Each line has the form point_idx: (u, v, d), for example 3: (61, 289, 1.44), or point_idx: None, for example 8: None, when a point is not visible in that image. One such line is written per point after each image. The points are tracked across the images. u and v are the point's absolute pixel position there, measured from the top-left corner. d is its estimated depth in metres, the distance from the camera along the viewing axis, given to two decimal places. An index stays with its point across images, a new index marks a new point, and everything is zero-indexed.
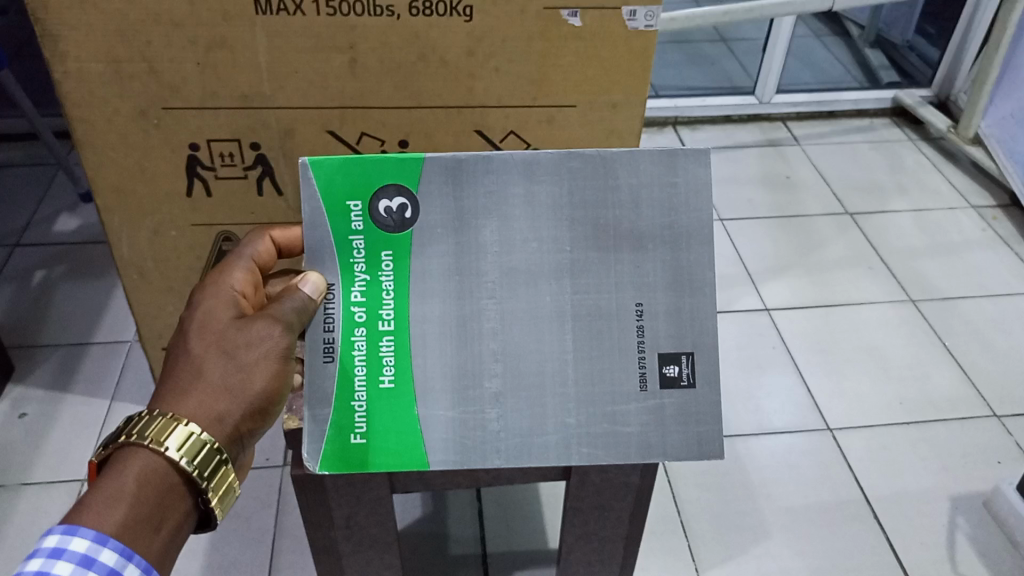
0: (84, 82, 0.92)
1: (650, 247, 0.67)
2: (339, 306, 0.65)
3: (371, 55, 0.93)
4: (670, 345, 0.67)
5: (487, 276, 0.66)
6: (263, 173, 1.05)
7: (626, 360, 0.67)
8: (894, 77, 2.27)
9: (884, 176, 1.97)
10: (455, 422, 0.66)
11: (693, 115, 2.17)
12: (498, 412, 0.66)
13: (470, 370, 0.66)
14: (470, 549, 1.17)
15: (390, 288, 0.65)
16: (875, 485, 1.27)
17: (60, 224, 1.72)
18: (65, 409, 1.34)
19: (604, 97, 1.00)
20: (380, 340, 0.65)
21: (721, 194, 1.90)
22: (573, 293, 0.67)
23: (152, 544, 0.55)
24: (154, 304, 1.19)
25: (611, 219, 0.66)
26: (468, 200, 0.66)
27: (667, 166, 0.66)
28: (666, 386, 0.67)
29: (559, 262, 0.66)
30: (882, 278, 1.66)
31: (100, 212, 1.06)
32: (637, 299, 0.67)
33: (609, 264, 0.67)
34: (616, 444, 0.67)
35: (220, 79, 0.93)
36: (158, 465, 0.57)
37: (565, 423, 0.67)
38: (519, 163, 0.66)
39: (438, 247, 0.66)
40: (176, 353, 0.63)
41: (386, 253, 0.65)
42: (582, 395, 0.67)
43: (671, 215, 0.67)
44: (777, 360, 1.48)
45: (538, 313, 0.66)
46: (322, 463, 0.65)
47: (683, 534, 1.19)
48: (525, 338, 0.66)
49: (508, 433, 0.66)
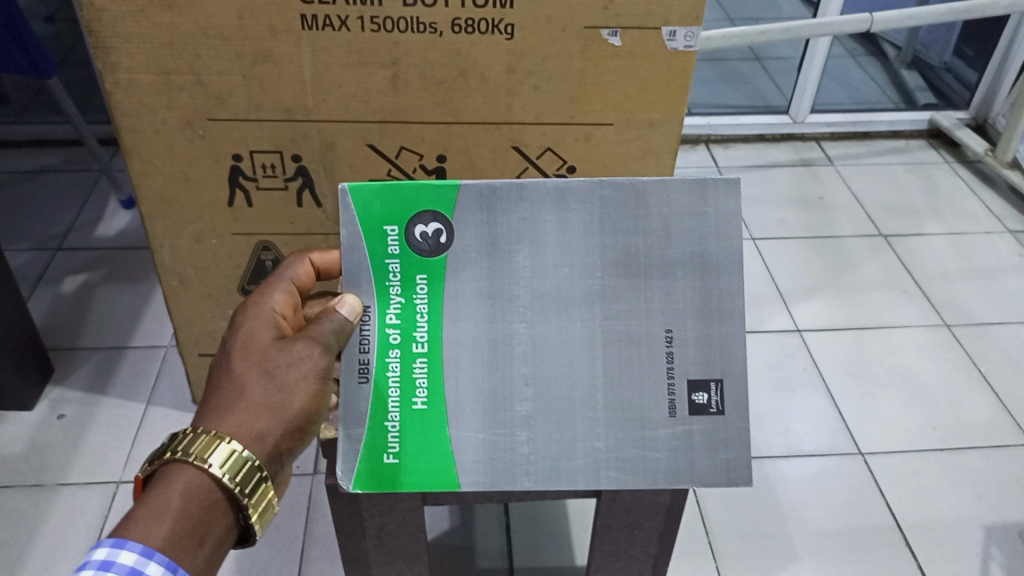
0: (133, 92, 0.97)
1: (680, 274, 0.68)
2: (374, 328, 0.67)
3: (412, 70, 0.96)
4: (699, 371, 0.68)
5: (519, 300, 0.68)
6: (304, 185, 1.09)
7: (656, 385, 0.68)
8: (930, 99, 2.26)
9: (919, 199, 1.95)
10: (485, 444, 0.67)
11: (726, 133, 2.17)
12: (528, 435, 0.67)
13: (501, 393, 0.67)
14: (497, 563, 1.17)
15: (424, 310, 0.67)
16: (907, 511, 1.25)
17: (101, 229, 1.76)
18: (102, 411, 1.37)
19: (641, 116, 1.03)
20: (413, 361, 0.67)
21: (753, 213, 1.90)
22: (604, 319, 0.68)
23: (197, 557, 0.56)
24: (193, 311, 1.22)
25: (640, 244, 0.68)
26: (501, 226, 0.68)
27: (698, 196, 0.68)
28: (695, 413, 0.68)
29: (590, 287, 0.68)
30: (915, 301, 1.65)
31: (144, 218, 1.10)
32: (665, 326, 0.68)
33: (640, 291, 0.68)
34: (645, 469, 0.67)
35: (264, 90, 0.97)
36: (203, 481, 0.58)
37: (595, 447, 0.67)
38: (553, 191, 0.68)
39: (471, 271, 0.68)
40: (219, 372, 0.65)
41: (421, 276, 0.67)
42: (612, 420, 0.68)
43: (701, 243, 0.68)
44: (808, 381, 1.47)
45: (569, 338, 0.68)
46: (356, 482, 0.66)
47: (711, 554, 1.18)
48: (556, 363, 0.68)
49: (538, 456, 0.67)
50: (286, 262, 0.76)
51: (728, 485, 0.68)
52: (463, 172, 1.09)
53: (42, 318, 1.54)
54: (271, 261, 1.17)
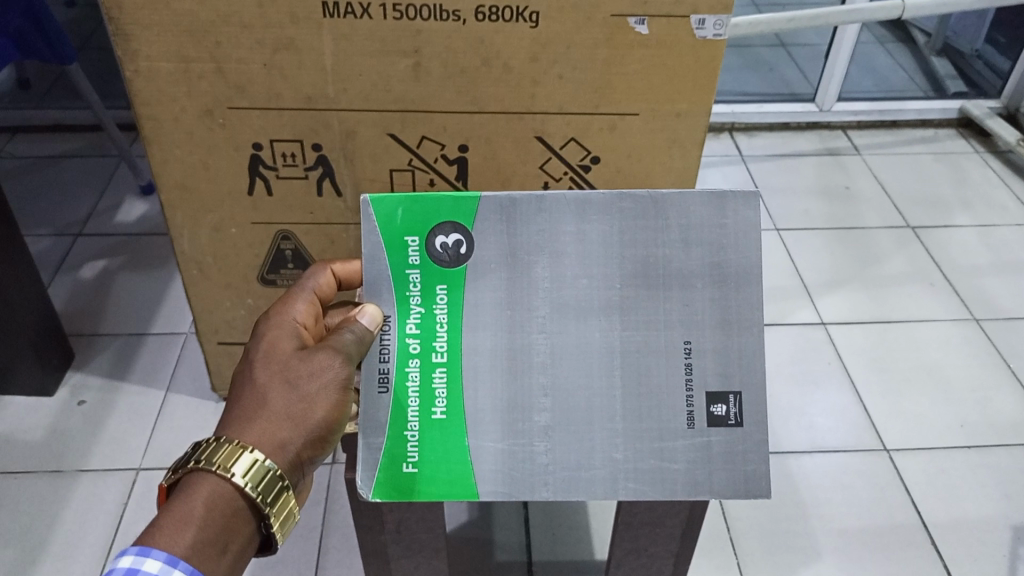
0: (154, 81, 0.97)
1: (699, 285, 0.70)
2: (394, 338, 0.69)
3: (435, 58, 0.95)
4: (718, 384, 0.69)
5: (537, 310, 0.70)
6: (324, 174, 1.07)
7: (672, 396, 0.69)
8: (960, 87, 2.21)
9: (948, 190, 1.91)
10: (504, 453, 0.69)
11: (750, 121, 2.13)
12: (547, 444, 0.69)
13: (519, 403, 0.69)
14: (516, 556, 1.16)
15: (444, 321, 0.69)
16: (933, 510, 1.23)
17: (121, 215, 1.76)
18: (122, 398, 1.37)
19: (667, 106, 1.01)
20: (433, 371, 0.69)
21: (777, 203, 1.87)
22: (622, 330, 0.70)
23: (219, 566, 0.58)
24: (213, 300, 1.22)
25: (659, 255, 0.70)
26: (520, 236, 0.70)
27: (717, 207, 0.69)
28: (714, 424, 0.69)
29: (609, 298, 0.70)
30: (943, 295, 1.62)
31: (163, 207, 1.10)
32: (685, 337, 0.69)
33: (659, 301, 0.69)
34: (663, 481, 0.69)
35: (285, 78, 0.97)
36: (226, 490, 0.60)
37: (613, 457, 0.69)
38: (571, 202, 0.70)
39: (490, 281, 0.70)
40: (242, 382, 0.67)
41: (441, 286, 0.69)
42: (631, 430, 0.69)
43: (720, 254, 0.69)
44: (832, 376, 1.44)
45: (588, 348, 0.69)
46: (375, 490, 0.68)
47: (732, 551, 1.17)
48: (574, 373, 0.69)
49: (556, 466, 0.69)
50: (307, 273, 0.78)
51: (746, 496, 0.69)
52: (485, 163, 1.07)
53: (63, 304, 1.54)
54: (290, 251, 1.16)
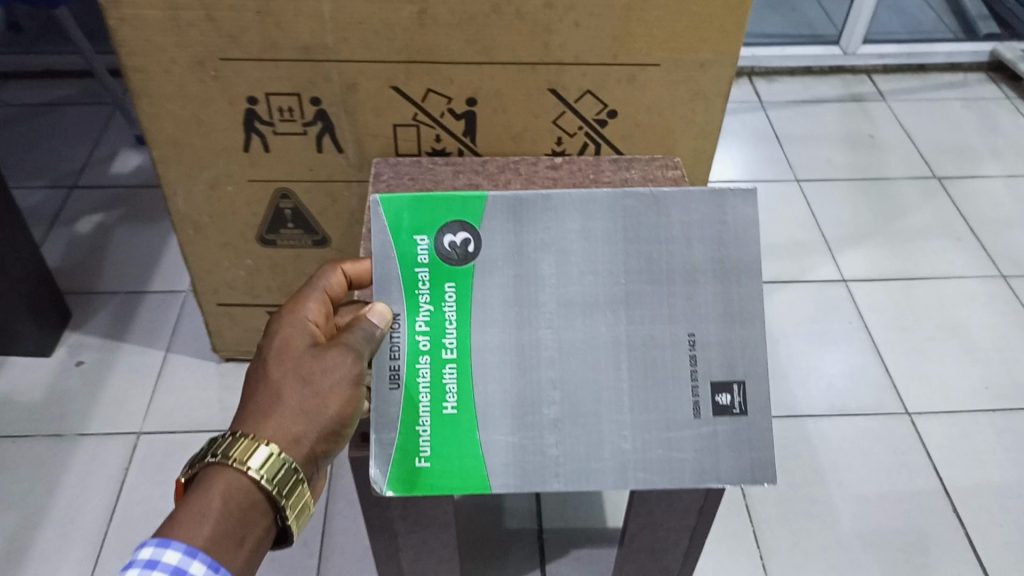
0: (140, 30, 0.90)
1: (702, 280, 0.73)
2: (404, 334, 0.71)
3: (441, 4, 0.89)
4: (722, 373, 0.71)
5: (544, 306, 0.72)
6: (324, 130, 1.01)
7: (675, 388, 0.71)
8: (992, 29, 2.11)
9: (977, 139, 1.84)
10: (514, 446, 0.70)
11: (770, 65, 2.04)
12: (557, 437, 0.70)
13: (529, 397, 0.70)
14: (526, 523, 1.14)
15: (452, 319, 0.71)
16: (956, 475, 1.20)
17: (117, 166, 1.70)
18: (121, 358, 1.33)
19: (691, 56, 0.94)
20: (443, 368, 0.70)
21: (798, 153, 1.80)
22: (628, 324, 0.72)
23: (236, 559, 0.56)
24: (210, 260, 1.17)
25: (663, 253, 0.73)
26: (526, 235, 0.73)
27: (717, 206, 0.73)
28: (718, 413, 0.70)
29: (613, 293, 0.72)
30: (970, 251, 1.56)
31: (156, 164, 1.04)
32: (688, 330, 0.72)
33: (661, 297, 0.72)
34: (672, 470, 0.70)
35: (281, 27, 0.90)
36: (243, 483, 0.58)
37: (621, 448, 0.70)
38: (576, 202, 0.74)
39: (497, 279, 0.72)
40: (255, 379, 0.64)
41: (450, 283, 0.71)
42: (638, 422, 0.70)
43: (720, 249, 0.73)
44: (853, 336, 1.40)
45: (594, 342, 0.72)
46: (389, 484, 0.68)
47: (749, 518, 1.14)
48: (581, 368, 0.71)
49: (566, 458, 0.70)
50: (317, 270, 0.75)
51: (754, 483, 0.70)
52: (495, 118, 1.01)
53: (59, 260, 1.49)
54: (290, 210, 1.11)
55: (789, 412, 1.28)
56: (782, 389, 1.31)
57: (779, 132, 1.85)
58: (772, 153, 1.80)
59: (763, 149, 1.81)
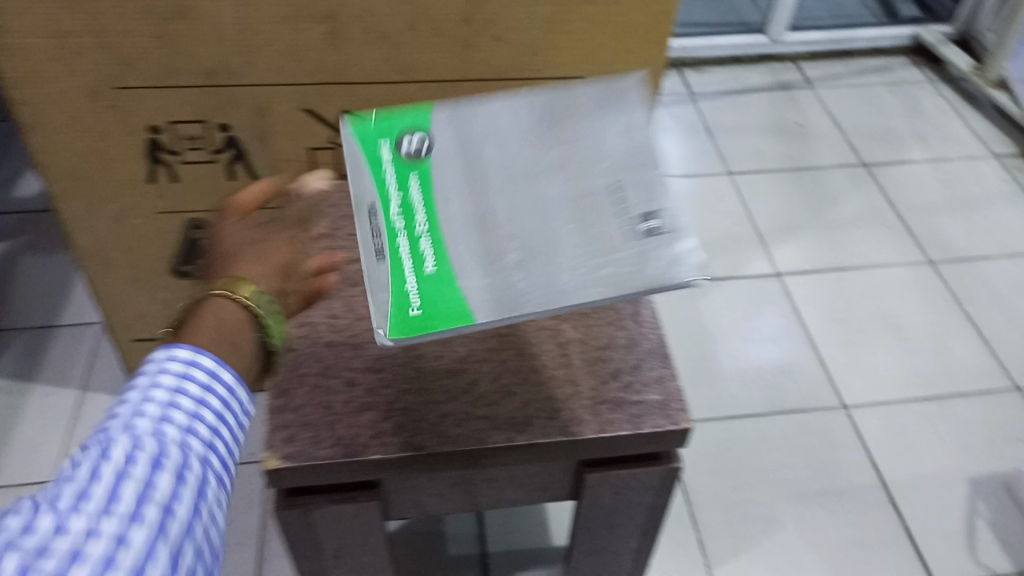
0: (24, 61, 0.83)
1: (614, 140, 0.62)
2: (381, 222, 0.59)
3: (354, 24, 0.84)
4: (644, 200, 0.57)
5: (480, 175, 0.61)
6: (235, 156, 0.97)
7: (616, 219, 0.57)
8: (913, 12, 2.15)
9: (901, 124, 1.87)
10: (488, 288, 0.54)
11: (698, 55, 2.04)
12: (522, 275, 0.55)
13: (487, 250, 0.57)
14: (470, 549, 1.13)
15: (422, 203, 0.60)
16: (893, 468, 1.21)
17: (22, 188, 1.62)
18: (32, 401, 1.28)
19: (616, 68, 0.92)
20: (419, 239, 0.58)
21: (728, 145, 1.80)
22: (566, 185, 0.60)
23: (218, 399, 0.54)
24: (123, 293, 1.11)
25: (577, 129, 0.63)
26: (466, 134, 0.64)
27: (610, 89, 0.64)
28: (650, 230, 0.55)
29: (533, 163, 0.61)
30: (898, 237, 1.58)
31: (54, 200, 0.97)
32: (609, 177, 0.60)
33: (591, 160, 0.61)
34: (626, 282, 0.53)
35: (182, 52, 0.84)
36: (234, 311, 0.55)
37: (571, 278, 0.54)
38: (498, 106, 0.65)
39: (446, 164, 0.62)
40: None
41: (414, 175, 0.61)
42: (583, 251, 0.55)
43: (625, 118, 0.63)
44: (789, 331, 1.41)
45: (528, 207, 0.59)
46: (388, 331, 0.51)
47: (692, 526, 1.13)
48: (525, 227, 0.58)
49: (528, 289, 0.53)
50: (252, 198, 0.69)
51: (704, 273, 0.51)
52: None
53: None
54: (204, 239, 1.06)
55: (729, 413, 1.28)
56: (722, 389, 1.31)
57: (709, 124, 1.86)
58: (702, 146, 1.80)
59: (694, 142, 1.81)
